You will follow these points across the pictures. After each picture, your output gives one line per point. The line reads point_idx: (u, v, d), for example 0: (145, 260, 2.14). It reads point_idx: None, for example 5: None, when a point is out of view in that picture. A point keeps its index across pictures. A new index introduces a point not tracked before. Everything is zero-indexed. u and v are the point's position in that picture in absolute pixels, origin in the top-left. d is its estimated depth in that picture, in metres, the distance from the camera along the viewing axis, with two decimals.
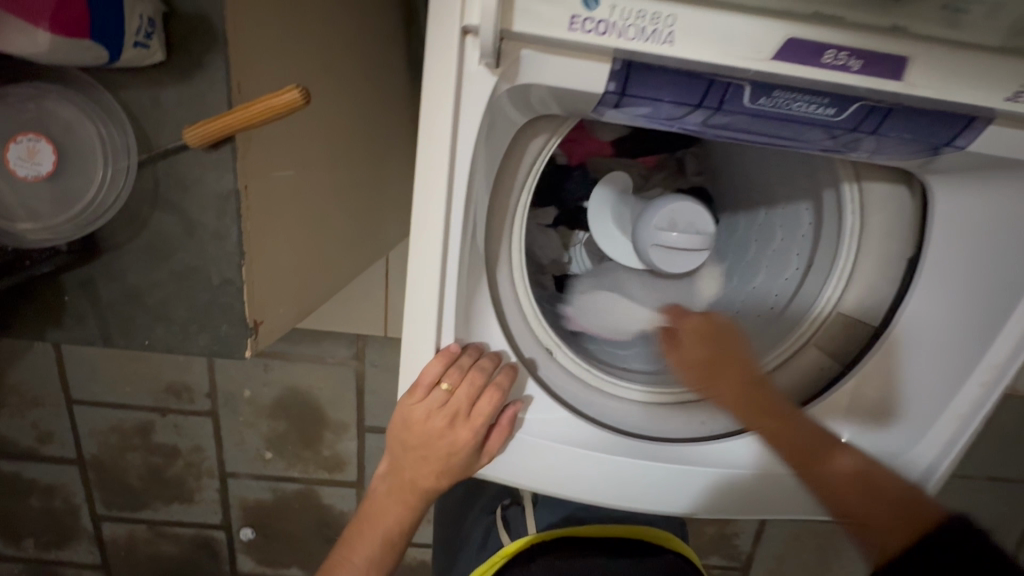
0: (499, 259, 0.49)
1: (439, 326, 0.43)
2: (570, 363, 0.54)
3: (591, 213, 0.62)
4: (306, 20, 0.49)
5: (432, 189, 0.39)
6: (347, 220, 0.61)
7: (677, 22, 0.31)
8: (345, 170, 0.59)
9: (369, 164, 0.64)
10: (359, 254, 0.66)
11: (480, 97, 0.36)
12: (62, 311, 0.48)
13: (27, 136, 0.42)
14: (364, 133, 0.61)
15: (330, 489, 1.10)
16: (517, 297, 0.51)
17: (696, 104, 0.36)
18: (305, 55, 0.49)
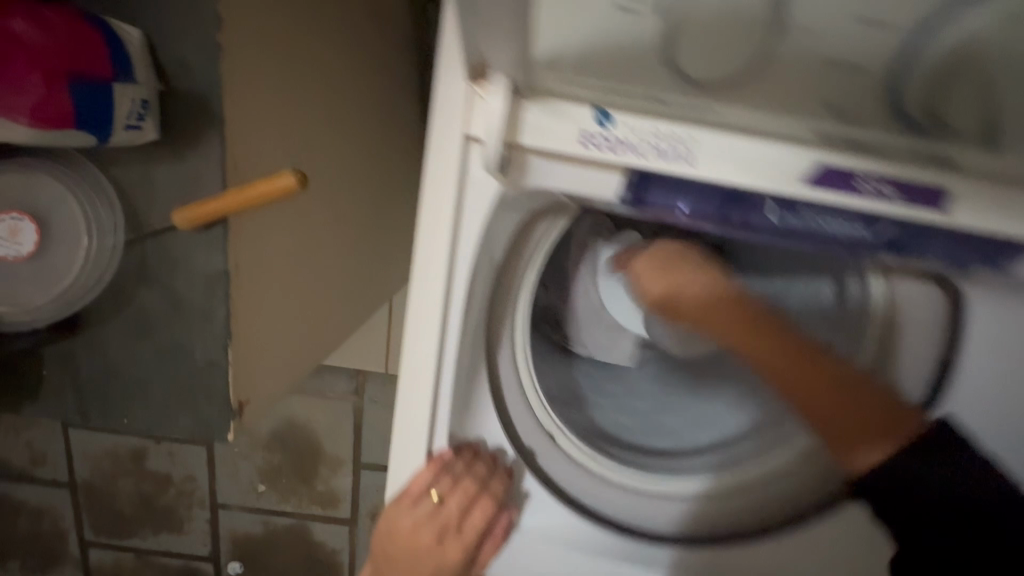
0: (501, 344, 0.45)
1: (432, 421, 0.41)
2: (576, 451, 0.47)
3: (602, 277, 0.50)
4: (311, 88, 0.48)
5: (428, 288, 0.36)
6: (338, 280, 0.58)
7: (696, 141, 0.29)
8: (338, 231, 0.55)
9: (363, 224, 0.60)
10: (351, 311, 0.63)
11: (483, 203, 0.34)
12: (40, 386, 0.46)
13: (10, 214, 0.40)
14: (362, 192, 0.58)
15: (323, 525, 1.06)
16: (521, 382, 0.46)
17: (716, 212, 0.31)
18: (309, 123, 0.48)
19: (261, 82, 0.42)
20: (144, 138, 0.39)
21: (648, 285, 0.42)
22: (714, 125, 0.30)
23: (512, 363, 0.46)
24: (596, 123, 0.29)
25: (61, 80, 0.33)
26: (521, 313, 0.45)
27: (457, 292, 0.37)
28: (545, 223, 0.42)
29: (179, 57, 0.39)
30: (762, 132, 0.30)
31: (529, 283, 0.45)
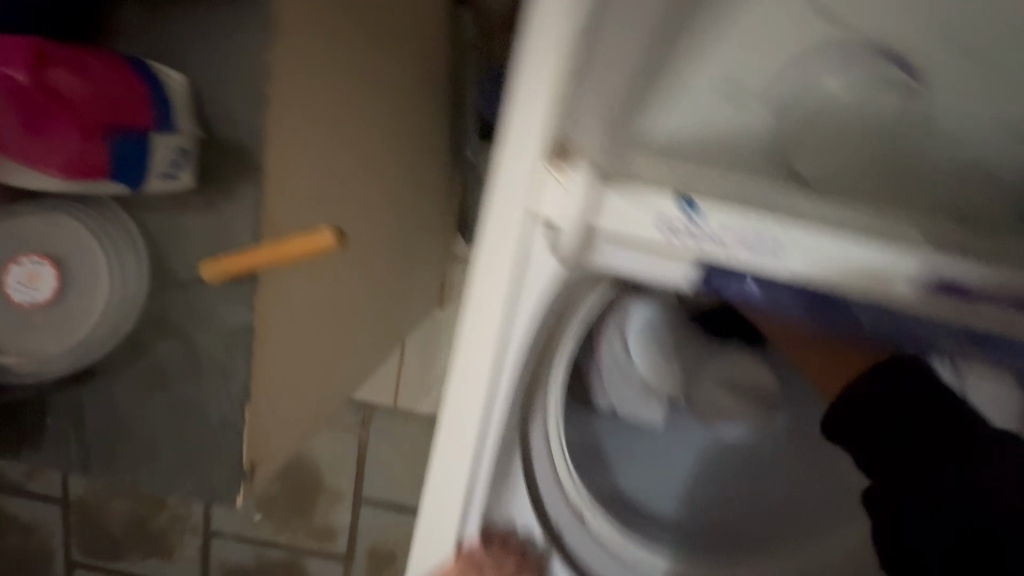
0: (536, 408, 0.39)
1: (465, 499, 0.37)
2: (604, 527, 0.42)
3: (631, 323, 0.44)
4: (351, 134, 0.46)
5: (473, 365, 0.33)
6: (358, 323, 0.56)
7: (788, 236, 0.26)
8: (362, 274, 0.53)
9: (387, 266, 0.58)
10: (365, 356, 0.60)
11: (538, 284, 0.31)
12: (43, 437, 0.43)
13: (30, 258, 0.37)
14: (385, 234, 0.56)
15: (318, 563, 0.98)
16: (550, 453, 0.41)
17: (797, 302, 0.28)
18: (346, 168, 0.46)
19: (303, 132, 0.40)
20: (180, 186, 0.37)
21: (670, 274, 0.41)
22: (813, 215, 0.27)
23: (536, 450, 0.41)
24: (680, 212, 0.26)
25: (97, 134, 0.31)
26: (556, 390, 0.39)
27: (504, 372, 0.34)
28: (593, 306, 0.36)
29: (223, 105, 0.37)
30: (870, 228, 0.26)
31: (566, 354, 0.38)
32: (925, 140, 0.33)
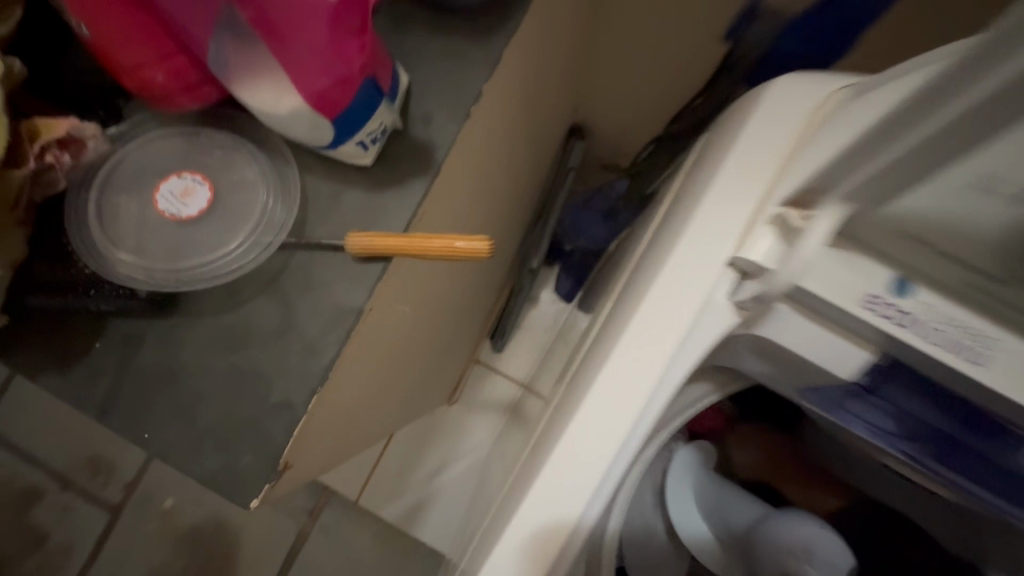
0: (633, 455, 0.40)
1: (562, 544, 0.31)
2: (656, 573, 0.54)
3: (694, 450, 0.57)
4: (484, 161, 0.50)
5: (611, 399, 0.31)
6: (406, 350, 0.56)
7: (994, 347, 0.28)
8: (428, 301, 0.54)
9: (439, 304, 0.59)
10: (389, 388, 0.58)
11: (715, 328, 0.31)
12: (76, 359, 0.39)
13: (193, 175, 0.39)
14: (459, 273, 0.59)
15: None
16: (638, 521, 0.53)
17: (944, 428, 0.34)
18: (472, 191, 0.50)
19: (463, 164, 0.45)
20: (357, 162, 0.39)
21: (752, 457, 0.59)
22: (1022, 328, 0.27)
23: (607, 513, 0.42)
24: (892, 292, 0.28)
25: (360, 77, 0.33)
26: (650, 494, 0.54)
27: (641, 420, 0.31)
28: (705, 384, 0.42)
29: (424, 111, 0.40)
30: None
31: (671, 433, 0.45)
32: None
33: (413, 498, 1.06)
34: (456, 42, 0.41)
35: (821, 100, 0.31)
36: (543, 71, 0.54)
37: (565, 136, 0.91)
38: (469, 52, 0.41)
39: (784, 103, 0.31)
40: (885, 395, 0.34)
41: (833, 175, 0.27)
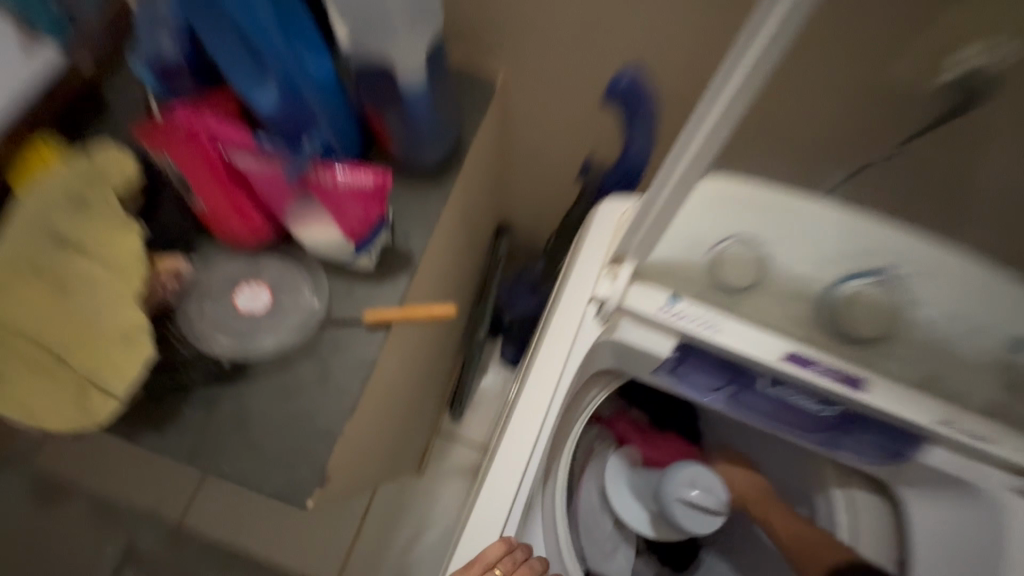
0: (560, 440, 0.62)
1: (521, 478, 0.51)
2: (603, 534, 0.86)
3: (624, 453, 0.88)
4: (443, 257, 0.73)
5: (537, 389, 0.52)
6: (395, 400, 0.75)
7: (721, 324, 0.50)
8: (410, 361, 0.74)
9: (416, 365, 0.80)
10: (383, 434, 0.76)
11: (587, 338, 0.52)
12: (169, 421, 0.55)
13: (254, 283, 0.59)
14: (429, 340, 0.81)
15: None
16: (587, 506, 0.85)
17: (728, 380, 0.55)
18: (437, 277, 0.73)
19: (430, 261, 0.68)
20: (362, 268, 0.61)
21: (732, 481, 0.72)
22: (742, 315, 0.51)
23: (538, 482, 0.58)
24: (668, 301, 0.50)
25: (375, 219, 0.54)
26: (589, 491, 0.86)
27: (556, 400, 0.52)
28: (600, 382, 0.64)
29: (403, 229, 0.63)
30: (769, 325, 0.50)
31: (585, 419, 0.65)
32: (795, 271, 0.51)
33: (397, 561, 1.17)
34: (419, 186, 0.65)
35: (626, 203, 0.54)
36: (475, 195, 0.80)
37: (494, 234, 1.18)
38: (428, 190, 0.65)
39: (610, 208, 0.54)
40: (688, 367, 0.55)
41: (624, 243, 0.50)
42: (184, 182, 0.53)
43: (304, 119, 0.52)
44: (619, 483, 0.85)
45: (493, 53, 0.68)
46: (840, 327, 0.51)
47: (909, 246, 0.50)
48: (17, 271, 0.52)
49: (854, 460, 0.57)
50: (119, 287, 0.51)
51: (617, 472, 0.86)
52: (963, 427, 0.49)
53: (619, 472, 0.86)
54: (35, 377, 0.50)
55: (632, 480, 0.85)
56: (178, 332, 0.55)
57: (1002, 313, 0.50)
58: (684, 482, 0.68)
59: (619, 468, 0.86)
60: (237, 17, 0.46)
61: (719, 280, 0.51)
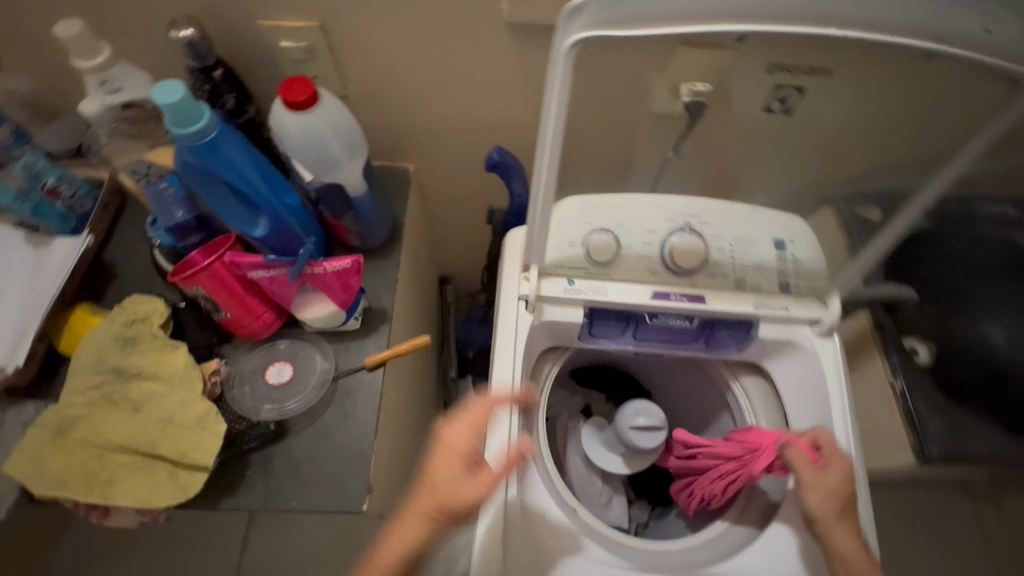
0: (533, 408, 0.83)
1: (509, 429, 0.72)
2: (599, 488, 1.05)
3: (592, 422, 1.09)
4: (408, 308, 0.94)
5: (502, 368, 0.74)
6: (401, 431, 0.93)
7: (605, 289, 0.75)
8: (404, 397, 0.93)
9: (409, 402, 0.98)
10: (400, 461, 0.94)
11: (525, 325, 0.76)
12: (239, 483, 0.71)
13: (277, 362, 0.77)
14: (413, 380, 1.00)
15: None
16: (577, 470, 1.05)
17: (626, 325, 0.79)
18: (408, 325, 0.94)
19: (400, 312, 0.89)
20: (351, 328, 0.81)
21: (818, 486, 0.69)
22: (617, 278, 0.76)
23: (524, 439, 0.78)
24: (567, 284, 0.76)
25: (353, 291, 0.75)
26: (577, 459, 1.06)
27: (515, 371, 0.74)
28: (547, 359, 0.86)
29: (375, 292, 0.84)
30: (635, 280, 0.76)
31: (545, 388, 0.86)
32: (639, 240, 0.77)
33: None
34: (376, 260, 0.87)
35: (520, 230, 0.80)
36: (418, 257, 1.03)
37: (439, 287, 1.40)
38: (383, 260, 0.87)
39: (514, 238, 0.79)
40: (598, 324, 0.79)
41: (527, 255, 0.74)
42: (207, 303, 0.72)
43: (289, 235, 0.73)
44: (593, 442, 1.05)
45: (403, 154, 0.94)
46: (672, 265, 0.75)
47: (700, 206, 0.77)
48: (95, 405, 0.68)
49: (726, 355, 0.82)
50: (184, 389, 0.69)
51: (589, 435, 1.06)
52: (771, 305, 0.76)
53: (590, 435, 1.06)
54: (135, 476, 0.65)
55: (600, 437, 1.04)
56: (231, 412, 0.73)
57: (770, 227, 0.78)
58: (631, 412, 0.89)
59: (591, 432, 1.07)
60: (233, 181, 0.67)
61: (591, 258, 0.75)
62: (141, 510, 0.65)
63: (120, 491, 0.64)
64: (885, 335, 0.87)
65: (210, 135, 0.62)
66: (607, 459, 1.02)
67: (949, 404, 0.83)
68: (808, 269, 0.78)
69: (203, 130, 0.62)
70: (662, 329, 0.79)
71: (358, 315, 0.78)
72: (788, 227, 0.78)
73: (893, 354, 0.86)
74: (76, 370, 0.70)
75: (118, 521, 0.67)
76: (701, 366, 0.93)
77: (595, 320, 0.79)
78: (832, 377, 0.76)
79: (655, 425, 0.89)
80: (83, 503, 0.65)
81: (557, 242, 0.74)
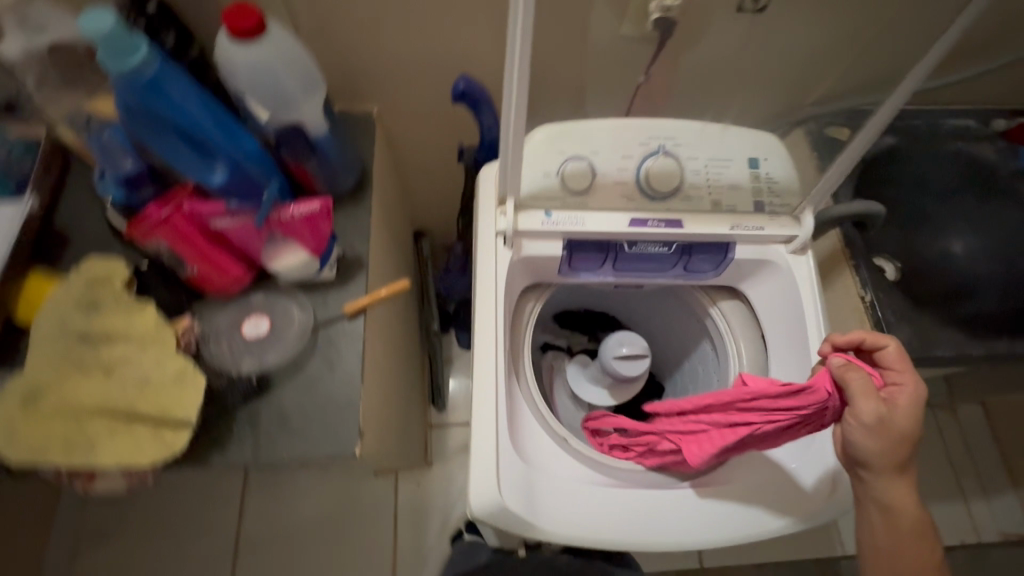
0: (519, 345, 0.83)
1: (495, 362, 0.71)
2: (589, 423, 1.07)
3: (577, 361, 1.11)
4: (385, 259, 0.93)
5: (485, 305, 0.73)
6: (388, 383, 0.93)
7: (583, 219, 0.74)
8: (388, 349, 0.93)
9: (393, 355, 0.98)
10: (390, 413, 0.94)
11: (504, 260, 0.75)
12: (228, 439, 0.70)
13: (253, 316, 0.75)
14: (395, 333, 0.99)
15: None
16: (567, 408, 1.07)
17: (604, 255, 0.79)
18: (387, 275, 0.92)
19: (377, 260, 0.87)
20: (327, 278, 0.78)
21: (881, 436, 0.64)
22: (595, 208, 0.75)
23: (511, 375, 0.78)
24: (544, 216, 0.74)
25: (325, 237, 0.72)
26: (565, 399, 1.08)
27: (497, 305, 0.73)
28: (530, 296, 0.86)
29: (349, 241, 0.82)
30: (613, 208, 0.75)
31: (529, 324, 0.85)
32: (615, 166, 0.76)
33: (438, 561, 1.36)
34: (347, 208, 0.84)
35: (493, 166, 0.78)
36: (391, 206, 1.00)
37: (414, 241, 1.38)
38: (355, 207, 0.84)
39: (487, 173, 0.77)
40: (577, 256, 0.78)
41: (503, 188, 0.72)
42: (171, 258, 0.69)
43: (251, 182, 0.69)
44: (579, 379, 1.07)
45: (366, 96, 0.90)
46: (648, 190, 0.75)
47: (674, 128, 0.76)
48: (64, 371, 0.65)
49: (705, 280, 0.83)
50: (158, 348, 0.67)
51: (575, 373, 1.08)
52: (746, 225, 0.76)
53: (576, 373, 1.08)
54: (116, 438, 0.63)
55: (585, 373, 1.06)
56: (210, 368, 0.72)
57: (743, 147, 0.78)
58: (615, 342, 0.91)
59: (576, 370, 1.08)
60: (181, 125, 0.63)
61: (567, 187, 0.74)
62: (127, 471, 0.64)
63: (102, 454, 0.62)
64: (854, 251, 0.89)
65: (148, 74, 0.58)
66: (594, 393, 1.04)
67: (914, 311, 0.87)
68: (781, 186, 0.79)
69: (139, 68, 0.57)
70: (642, 256, 0.79)
71: (334, 264, 0.76)
72: (759, 146, 0.79)
73: (862, 268, 0.88)
74: (38, 337, 0.67)
75: (105, 485, 0.66)
76: (679, 295, 0.95)
77: (576, 253, 0.78)
78: (806, 291, 0.78)
79: (638, 354, 0.90)
80: (65, 469, 0.63)
81: (531, 173, 0.73)
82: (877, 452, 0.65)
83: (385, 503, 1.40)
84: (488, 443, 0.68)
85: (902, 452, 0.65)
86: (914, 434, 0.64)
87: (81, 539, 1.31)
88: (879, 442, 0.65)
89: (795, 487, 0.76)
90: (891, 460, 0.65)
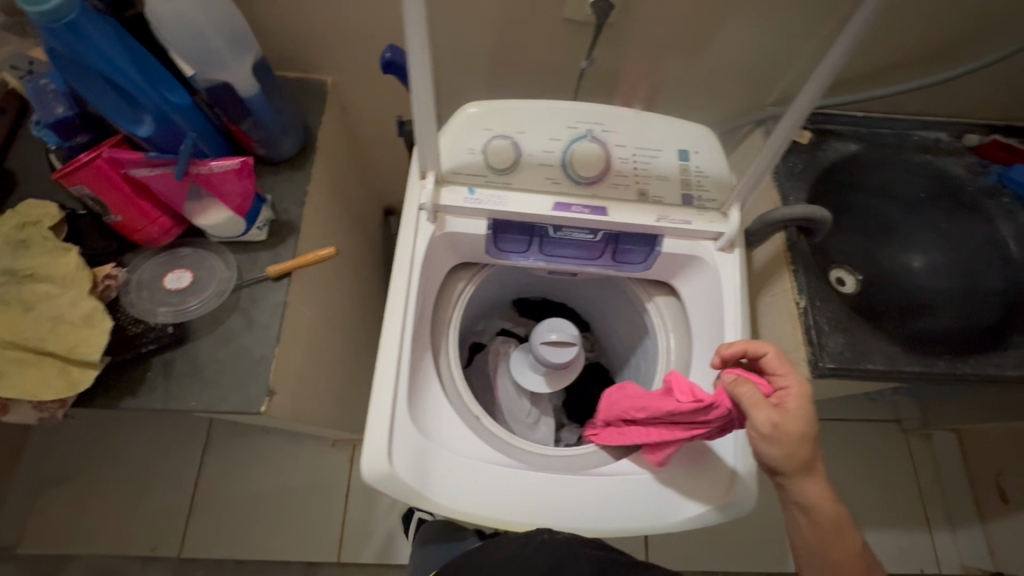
0: (444, 320, 0.84)
1: (402, 329, 0.72)
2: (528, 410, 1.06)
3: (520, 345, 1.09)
4: (328, 227, 0.94)
5: (399, 275, 0.73)
6: (323, 350, 0.94)
7: (506, 199, 0.74)
8: (324, 317, 0.94)
9: (333, 324, 0.99)
10: (323, 378, 0.95)
11: (425, 234, 0.75)
12: (140, 384, 0.72)
13: (178, 270, 0.77)
14: (337, 302, 1.00)
15: None
16: (507, 394, 1.06)
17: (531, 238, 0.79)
18: (327, 243, 0.93)
19: (315, 228, 0.88)
20: (256, 239, 0.80)
21: (783, 442, 0.63)
22: (518, 188, 0.74)
23: (427, 349, 0.79)
24: (466, 192, 0.74)
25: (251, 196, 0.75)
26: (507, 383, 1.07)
27: (410, 276, 0.74)
28: (462, 274, 0.87)
29: (283, 205, 0.83)
30: (538, 190, 0.74)
31: (458, 301, 0.86)
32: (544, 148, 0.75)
33: (384, 534, 1.38)
34: (285, 173, 0.85)
35: None
36: (343, 178, 1.01)
37: (383, 218, 1.39)
38: (293, 173, 0.85)
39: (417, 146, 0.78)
40: (503, 237, 0.78)
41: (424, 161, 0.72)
42: (99, 206, 0.71)
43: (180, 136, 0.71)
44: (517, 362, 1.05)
45: (317, 64, 0.91)
46: (574, 174, 0.74)
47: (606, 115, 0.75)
48: None
49: (635, 271, 0.82)
50: (75, 290, 0.69)
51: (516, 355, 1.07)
52: (673, 218, 0.75)
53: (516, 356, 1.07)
54: (25, 372, 0.66)
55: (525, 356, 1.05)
56: (128, 314, 0.74)
57: (677, 140, 0.77)
58: (548, 329, 0.90)
59: (518, 353, 1.07)
60: (105, 71, 0.63)
61: (490, 165, 0.74)
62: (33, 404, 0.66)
63: (8, 385, 0.65)
64: (796, 256, 0.87)
65: (68, 16, 0.58)
66: (531, 378, 1.02)
67: (852, 321, 0.85)
68: (714, 181, 0.77)
69: (58, 10, 0.57)
70: (569, 241, 0.79)
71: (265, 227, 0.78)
72: (695, 140, 0.77)
73: (801, 274, 0.86)
74: None
75: (17, 417, 0.68)
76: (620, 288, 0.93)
77: (502, 233, 0.78)
78: (732, 290, 0.77)
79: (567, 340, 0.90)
80: None
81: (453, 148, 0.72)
82: (781, 458, 0.64)
83: (337, 474, 1.42)
84: (384, 410, 0.68)
85: (803, 454, 0.64)
86: (812, 433, 0.64)
87: (42, 482, 1.35)
88: (783, 447, 0.63)
89: (699, 485, 0.75)
90: (796, 462, 0.64)
